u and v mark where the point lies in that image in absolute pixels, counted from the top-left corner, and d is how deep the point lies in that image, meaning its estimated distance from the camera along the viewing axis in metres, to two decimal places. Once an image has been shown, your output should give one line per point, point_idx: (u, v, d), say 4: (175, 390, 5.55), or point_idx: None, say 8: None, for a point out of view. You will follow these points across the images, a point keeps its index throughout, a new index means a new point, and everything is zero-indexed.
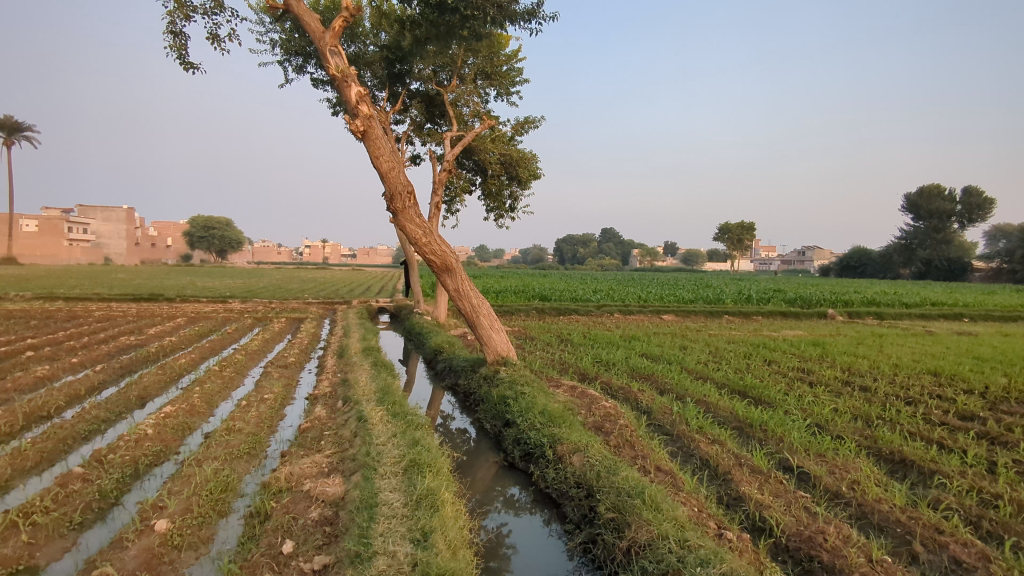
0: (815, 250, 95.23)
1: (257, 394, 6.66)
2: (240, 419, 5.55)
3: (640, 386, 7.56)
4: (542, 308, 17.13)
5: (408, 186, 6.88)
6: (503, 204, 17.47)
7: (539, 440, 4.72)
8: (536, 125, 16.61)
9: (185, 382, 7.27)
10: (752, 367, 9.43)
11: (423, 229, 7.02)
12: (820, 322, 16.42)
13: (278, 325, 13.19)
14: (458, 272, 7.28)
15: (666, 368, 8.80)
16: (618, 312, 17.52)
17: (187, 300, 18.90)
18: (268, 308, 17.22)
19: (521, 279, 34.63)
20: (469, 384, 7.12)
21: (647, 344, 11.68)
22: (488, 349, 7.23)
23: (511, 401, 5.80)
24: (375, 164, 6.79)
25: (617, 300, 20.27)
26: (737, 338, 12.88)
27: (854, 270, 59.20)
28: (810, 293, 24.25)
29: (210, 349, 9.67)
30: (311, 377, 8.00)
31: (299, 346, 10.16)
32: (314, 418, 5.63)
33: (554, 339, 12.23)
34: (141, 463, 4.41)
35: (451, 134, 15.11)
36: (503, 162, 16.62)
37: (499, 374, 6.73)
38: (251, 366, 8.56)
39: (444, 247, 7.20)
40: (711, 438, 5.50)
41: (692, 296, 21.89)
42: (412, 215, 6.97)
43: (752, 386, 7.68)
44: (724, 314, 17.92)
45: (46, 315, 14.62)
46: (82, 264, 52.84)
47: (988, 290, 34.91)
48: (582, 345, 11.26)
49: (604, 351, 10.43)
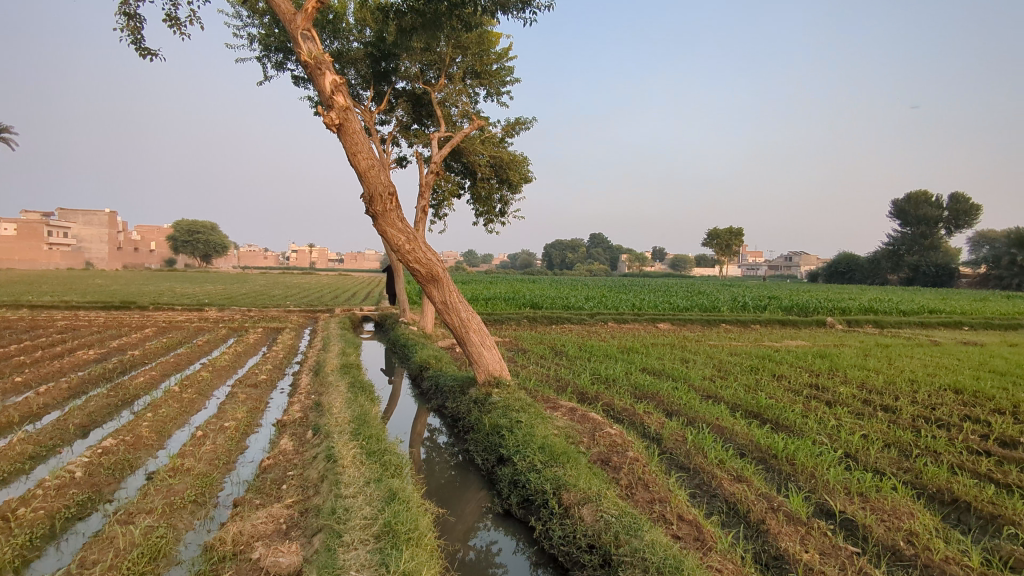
0: (803, 255, 95.36)
1: (217, 421, 5.90)
2: (192, 454, 4.80)
3: (646, 409, 6.88)
4: (533, 317, 16.43)
5: (389, 187, 6.14)
6: (493, 208, 16.79)
7: (541, 486, 3.99)
8: (527, 126, 15.92)
9: (138, 406, 6.49)
10: (762, 383, 8.77)
11: (406, 235, 6.31)
12: (821, 331, 15.83)
13: (253, 336, 12.38)
14: (446, 282, 6.55)
15: (671, 386, 8.13)
16: (612, 320, 16.87)
17: (161, 308, 18.00)
18: (246, 317, 16.36)
19: (510, 285, 33.94)
20: (457, 409, 6.37)
21: (646, 357, 10.99)
22: (479, 367, 6.51)
23: (506, 432, 5.08)
24: (351, 162, 6.07)
25: (609, 308, 19.62)
26: (739, 350, 12.24)
27: (843, 276, 59.09)
28: (804, 300, 23.68)
29: (175, 365, 8.86)
30: (282, 398, 7.24)
31: (272, 361, 9.37)
32: (278, 454, 4.88)
33: (548, 351, 11.53)
34: (60, 519, 3.65)
35: (439, 135, 14.39)
36: (493, 164, 15.93)
37: (491, 398, 5.99)
38: (217, 385, 7.78)
39: (430, 255, 6.48)
40: (734, 475, 4.82)
41: (686, 304, 21.24)
42: (394, 219, 6.27)
43: (768, 407, 7.02)
44: (721, 322, 17.31)
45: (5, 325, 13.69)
46: (59, 269, 51.40)
47: (981, 296, 34.65)
48: (578, 358, 10.57)
49: (602, 365, 9.73)
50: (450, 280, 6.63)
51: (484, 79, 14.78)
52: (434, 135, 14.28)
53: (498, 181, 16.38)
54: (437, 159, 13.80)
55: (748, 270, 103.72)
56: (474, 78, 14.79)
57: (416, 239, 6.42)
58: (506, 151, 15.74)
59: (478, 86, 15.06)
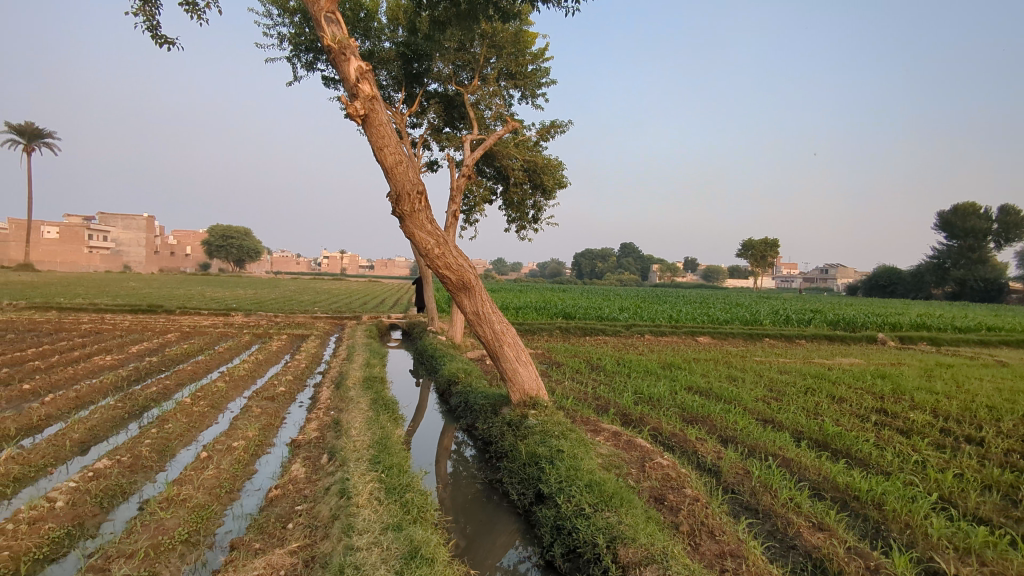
0: (840, 268, 92.60)
1: (226, 439, 5.39)
2: (192, 481, 4.27)
3: (699, 435, 6.17)
4: (566, 327, 15.74)
5: (418, 185, 5.58)
6: (526, 214, 16.22)
7: (591, 537, 3.35)
8: (564, 129, 15.31)
9: (145, 420, 6.02)
10: (821, 405, 7.95)
11: (435, 238, 5.73)
12: (873, 348, 14.81)
13: (276, 343, 11.97)
14: (478, 291, 5.94)
15: (723, 408, 7.39)
16: (648, 333, 16.09)
17: (187, 312, 17.78)
18: (271, 323, 16.04)
19: (541, 293, 33.25)
20: (489, 431, 5.74)
21: (689, 374, 10.22)
22: (513, 386, 5.89)
23: (546, 463, 4.43)
24: (377, 156, 5.53)
25: (644, 319, 18.83)
26: (788, 367, 11.38)
27: (883, 290, 57.04)
28: (849, 314, 22.51)
29: (190, 374, 8.43)
30: (300, 413, 6.72)
31: (293, 371, 8.89)
32: (288, 483, 4.32)
33: (584, 364, 10.84)
34: (26, 562, 3.13)
35: (471, 137, 13.86)
36: (526, 169, 15.38)
37: (528, 421, 5.35)
38: (232, 397, 7.31)
39: (461, 260, 5.88)
40: (814, 522, 4.10)
41: (724, 316, 20.30)
42: (423, 220, 5.68)
43: (836, 436, 6.25)
44: (764, 337, 16.39)
45: (30, 327, 13.55)
46: (98, 272, 52.41)
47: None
48: (616, 373, 9.86)
49: (643, 382, 9.01)
50: (483, 289, 6.03)
51: (519, 80, 14.21)
52: (467, 138, 13.77)
53: (531, 187, 15.81)
54: (469, 162, 13.28)
55: (783, 282, 101.28)
56: (508, 80, 14.23)
57: (447, 243, 5.82)
58: (540, 155, 15.14)
59: (513, 88, 14.49)
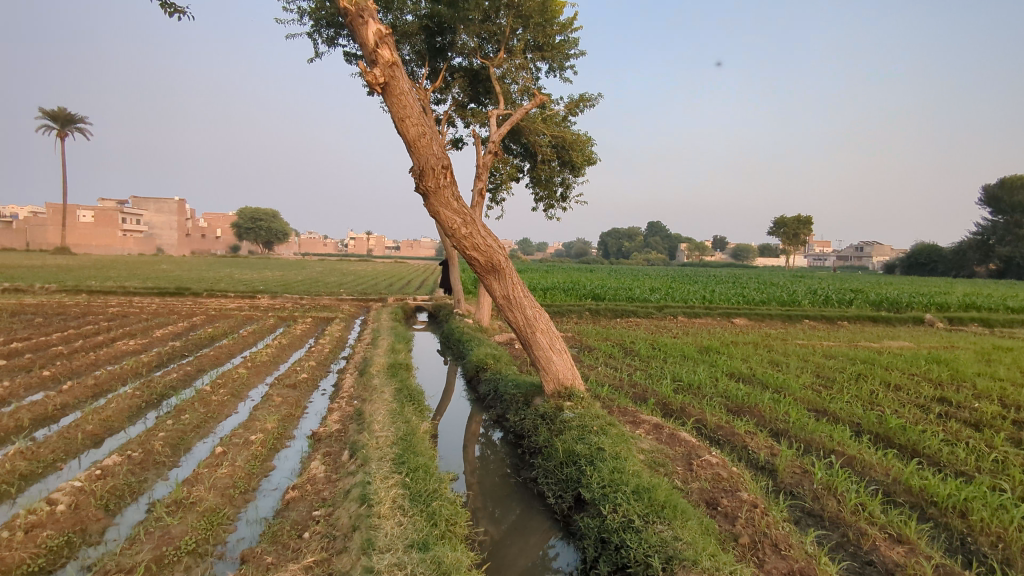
0: (875, 246, 89.89)
1: (244, 432, 5.09)
2: (205, 480, 3.97)
3: (747, 427, 5.71)
4: (595, 309, 15.27)
5: (443, 159, 5.16)
6: (554, 192, 15.71)
7: (644, 556, 2.95)
8: (593, 103, 14.72)
9: (162, 410, 5.77)
10: (875, 393, 7.40)
11: (462, 216, 5.31)
12: (921, 330, 14.04)
13: (300, 327, 11.74)
14: (509, 274, 5.51)
15: (770, 397, 6.90)
16: (681, 314, 15.54)
17: (214, 295, 17.72)
18: (297, 305, 15.86)
19: (569, 274, 32.75)
20: (522, 424, 5.35)
21: (729, 359, 9.71)
22: (547, 375, 5.48)
23: (585, 464, 4.03)
24: (399, 128, 5.12)
25: (676, 300, 18.26)
26: (834, 351, 10.77)
27: (923, 268, 55.09)
28: (890, 294, 21.59)
29: (213, 360, 8.20)
30: (323, 402, 6.42)
31: (316, 356, 8.61)
32: (306, 484, 3.99)
33: (617, 348, 10.39)
34: None
35: (498, 112, 13.34)
36: (554, 145, 14.84)
37: (564, 414, 4.95)
38: (253, 384, 7.04)
39: (489, 240, 5.44)
40: (890, 532, 3.63)
41: (760, 296, 19.60)
42: (449, 197, 5.25)
43: (898, 428, 5.74)
44: (803, 319, 15.72)
45: (59, 311, 13.56)
46: (131, 254, 53.33)
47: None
48: (652, 358, 9.40)
49: (681, 368, 8.53)
50: (514, 272, 5.59)
51: (547, 52, 13.61)
52: (493, 112, 13.25)
53: (560, 163, 15.27)
54: (496, 138, 12.80)
55: (816, 260, 98.83)
56: (535, 52, 13.64)
57: (475, 222, 5.39)
58: (569, 131, 14.58)
59: (540, 60, 13.90)
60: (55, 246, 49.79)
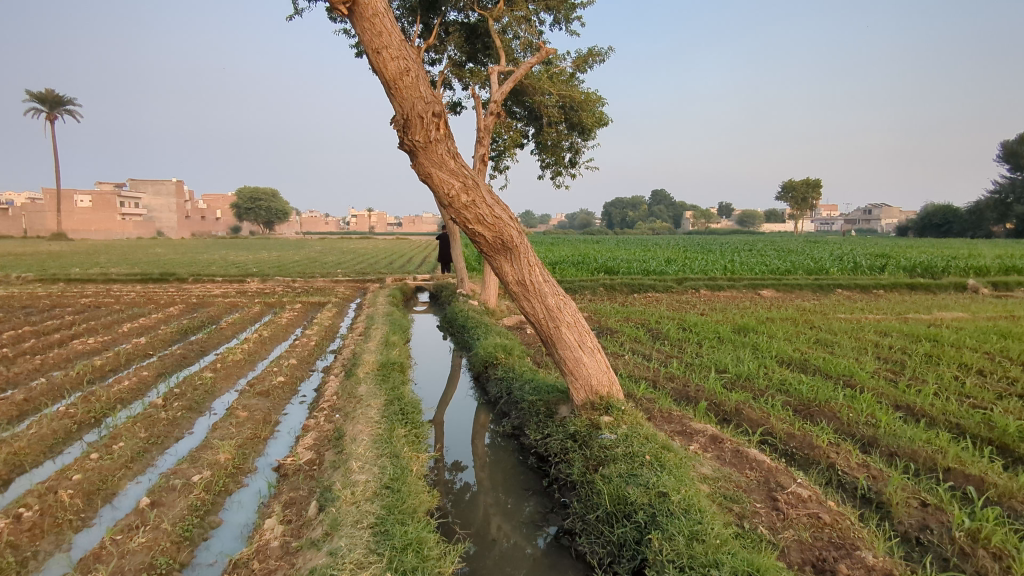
0: (885, 209, 87.91)
1: (184, 468, 3.92)
2: (109, 557, 2.82)
3: (829, 436, 4.56)
4: (610, 285, 14.07)
5: (434, 103, 3.91)
6: (562, 158, 14.43)
7: None
8: (603, 58, 13.34)
9: (97, 436, 4.64)
10: (959, 380, 6.21)
11: (460, 179, 4.08)
12: (969, 298, 12.78)
13: (287, 314, 10.59)
14: (525, 253, 4.26)
15: (839, 390, 5.73)
16: (703, 288, 14.31)
17: (200, 280, 16.53)
18: (288, 289, 14.71)
19: (574, 247, 31.37)
20: (546, 444, 4.19)
21: (771, 340, 8.50)
22: (576, 382, 4.26)
23: (647, 525, 2.89)
24: (374, 63, 3.90)
25: (695, 272, 17.02)
26: (885, 326, 9.56)
27: (938, 230, 53.45)
28: (919, 258, 20.18)
29: (178, 361, 7.06)
30: (299, 415, 5.28)
31: (299, 352, 7.44)
32: (251, 559, 2.82)
33: (642, 330, 9.22)
34: None
35: (499, 69, 11.97)
36: (562, 105, 13.49)
37: (603, 437, 3.76)
38: (220, 392, 5.92)
39: (497, 210, 4.20)
40: None
41: (782, 264, 18.32)
42: (442, 154, 4.00)
43: (1019, 434, 4.57)
44: (835, 288, 14.49)
45: (26, 303, 12.41)
46: (129, 238, 52.25)
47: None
48: (684, 343, 8.20)
49: (722, 354, 7.33)
50: (531, 251, 4.33)
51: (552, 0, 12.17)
52: (494, 69, 11.88)
53: (568, 126, 13.94)
54: (498, 97, 11.45)
55: (824, 224, 97.03)
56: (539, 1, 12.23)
57: (479, 187, 4.15)
58: (578, 89, 13.22)
59: (544, 10, 12.48)
60: (49, 232, 48.63)
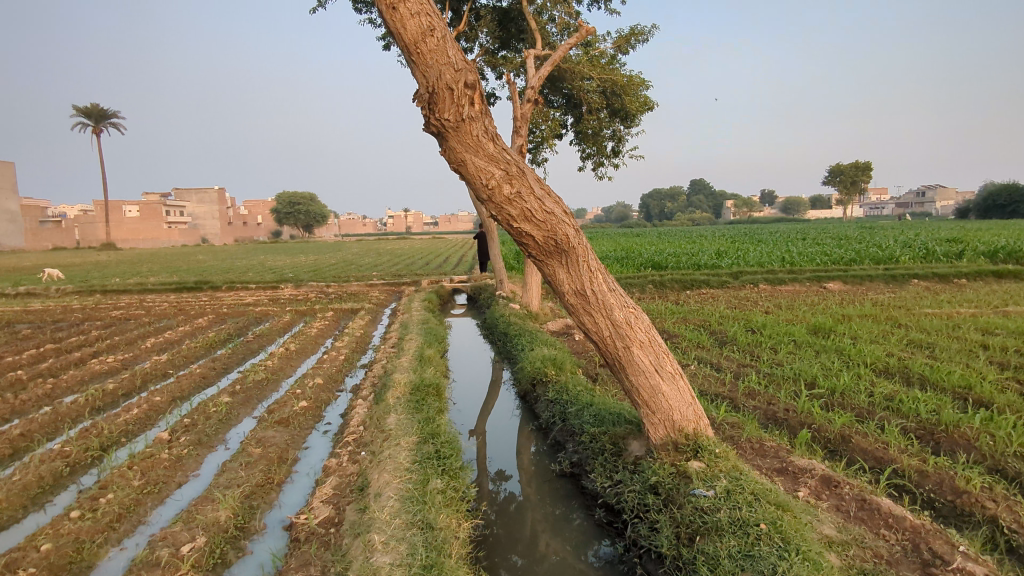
0: (940, 190, 83.74)
1: (175, 532, 3.18)
2: None
3: (977, 475, 3.59)
4: (659, 281, 13.09)
5: (467, 70, 3.11)
6: (604, 147, 13.50)
7: None
8: (647, 37, 12.42)
9: (87, 483, 3.98)
10: None
11: (502, 166, 3.27)
12: None
13: (318, 324, 9.96)
14: (584, 256, 3.40)
15: (964, 408, 4.72)
16: (762, 282, 13.20)
17: (234, 288, 16.13)
18: (321, 295, 14.16)
19: (615, 241, 30.28)
20: (619, 496, 3.36)
21: (857, 342, 7.46)
22: (653, 417, 3.39)
23: None
24: (390, 25, 3.13)
25: (750, 264, 15.87)
26: (986, 322, 8.37)
27: (1001, 210, 50.35)
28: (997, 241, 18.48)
29: (196, 382, 6.43)
30: (321, 450, 4.55)
31: (326, 369, 6.75)
32: None
33: (704, 333, 8.27)
34: None
35: (535, 53, 11.09)
36: (603, 90, 12.57)
37: (696, 495, 2.90)
38: (235, 421, 5.24)
39: (548, 204, 3.36)
40: None
41: (845, 253, 16.97)
42: (477, 135, 3.20)
43: None
44: (910, 279, 13.19)
45: (58, 317, 12.11)
46: (174, 246, 53.17)
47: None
48: (755, 349, 7.23)
49: (805, 362, 6.35)
50: (592, 253, 3.47)
51: None
52: (530, 52, 11.01)
53: (610, 113, 13.01)
54: (535, 82, 10.57)
55: (875, 209, 93.17)
56: None
57: (524, 176, 3.33)
58: (620, 73, 12.28)
59: None
60: (98, 243, 49.81)
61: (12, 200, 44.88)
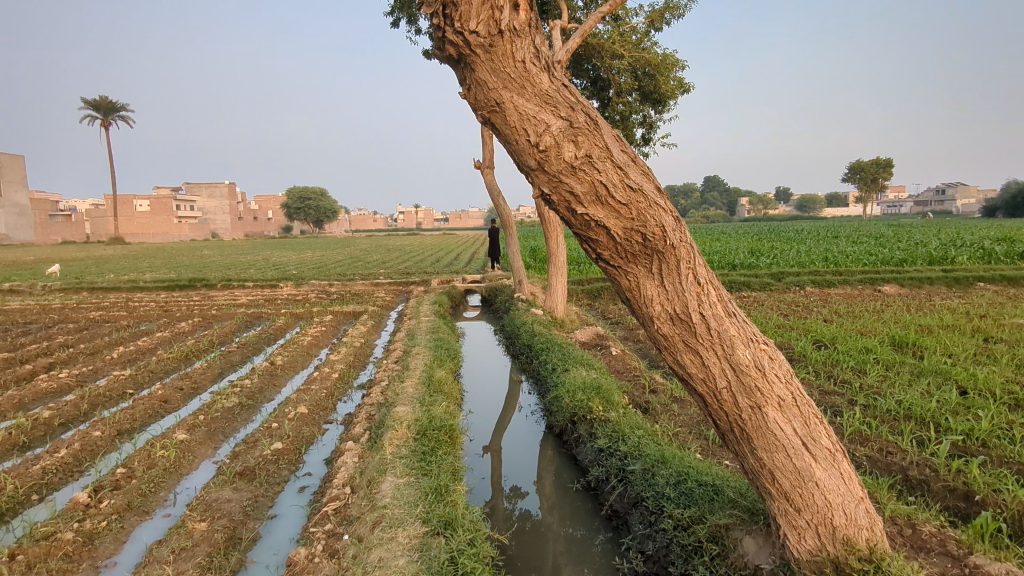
0: (963, 188, 81.57)
1: None
2: None
3: None
4: None
5: None
6: (632, 135, 12.21)
7: None
8: (683, 12, 11.12)
9: None
10: None
11: (562, 112, 2.02)
12: None
13: (313, 330, 8.73)
14: (689, 261, 2.14)
15: None
16: (808, 285, 11.88)
17: (230, 286, 14.94)
18: (322, 296, 12.94)
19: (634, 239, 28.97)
20: None
21: (958, 362, 6.14)
22: (797, 516, 2.13)
23: None
24: None
25: (789, 264, 14.52)
26: None
27: None
28: None
29: (150, 410, 5.18)
30: (292, 523, 3.31)
31: (315, 392, 5.52)
32: None
33: None
34: None
35: (562, 25, 9.78)
36: (634, 70, 11.25)
37: None
38: (187, 470, 4.01)
39: (633, 176, 2.10)
40: None
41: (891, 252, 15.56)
42: (523, 61, 1.95)
43: None
44: (975, 283, 11.80)
45: (32, 319, 10.94)
46: (182, 240, 52.22)
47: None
48: (835, 371, 5.93)
49: (911, 392, 5.05)
50: (698, 257, 2.20)
51: None
52: (555, 24, 9.70)
53: (641, 96, 11.70)
54: (563, 57, 9.25)
55: (895, 207, 91.17)
56: None
57: (597, 129, 2.07)
58: (653, 51, 10.99)
59: None
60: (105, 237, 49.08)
61: (22, 192, 44.18)
